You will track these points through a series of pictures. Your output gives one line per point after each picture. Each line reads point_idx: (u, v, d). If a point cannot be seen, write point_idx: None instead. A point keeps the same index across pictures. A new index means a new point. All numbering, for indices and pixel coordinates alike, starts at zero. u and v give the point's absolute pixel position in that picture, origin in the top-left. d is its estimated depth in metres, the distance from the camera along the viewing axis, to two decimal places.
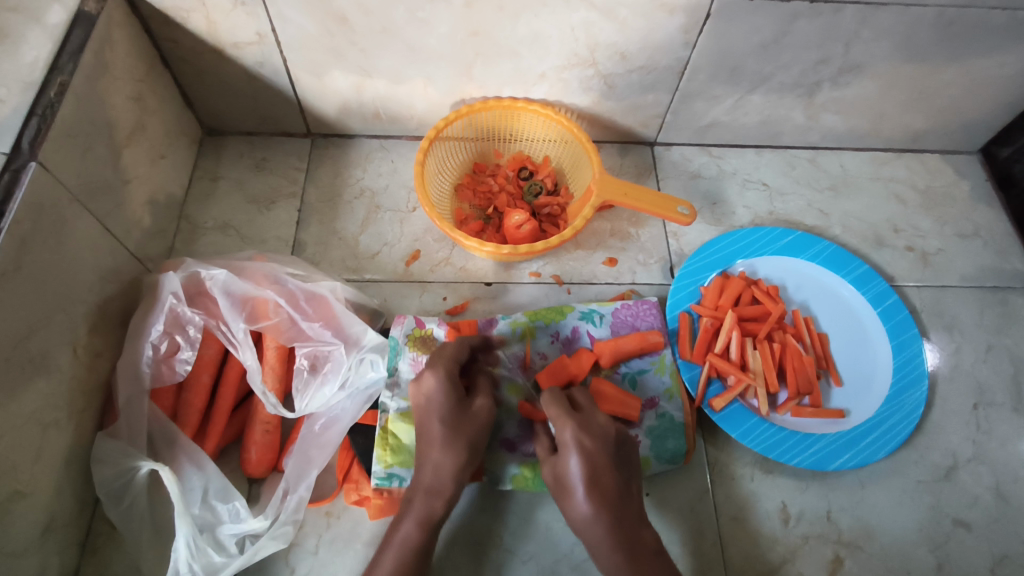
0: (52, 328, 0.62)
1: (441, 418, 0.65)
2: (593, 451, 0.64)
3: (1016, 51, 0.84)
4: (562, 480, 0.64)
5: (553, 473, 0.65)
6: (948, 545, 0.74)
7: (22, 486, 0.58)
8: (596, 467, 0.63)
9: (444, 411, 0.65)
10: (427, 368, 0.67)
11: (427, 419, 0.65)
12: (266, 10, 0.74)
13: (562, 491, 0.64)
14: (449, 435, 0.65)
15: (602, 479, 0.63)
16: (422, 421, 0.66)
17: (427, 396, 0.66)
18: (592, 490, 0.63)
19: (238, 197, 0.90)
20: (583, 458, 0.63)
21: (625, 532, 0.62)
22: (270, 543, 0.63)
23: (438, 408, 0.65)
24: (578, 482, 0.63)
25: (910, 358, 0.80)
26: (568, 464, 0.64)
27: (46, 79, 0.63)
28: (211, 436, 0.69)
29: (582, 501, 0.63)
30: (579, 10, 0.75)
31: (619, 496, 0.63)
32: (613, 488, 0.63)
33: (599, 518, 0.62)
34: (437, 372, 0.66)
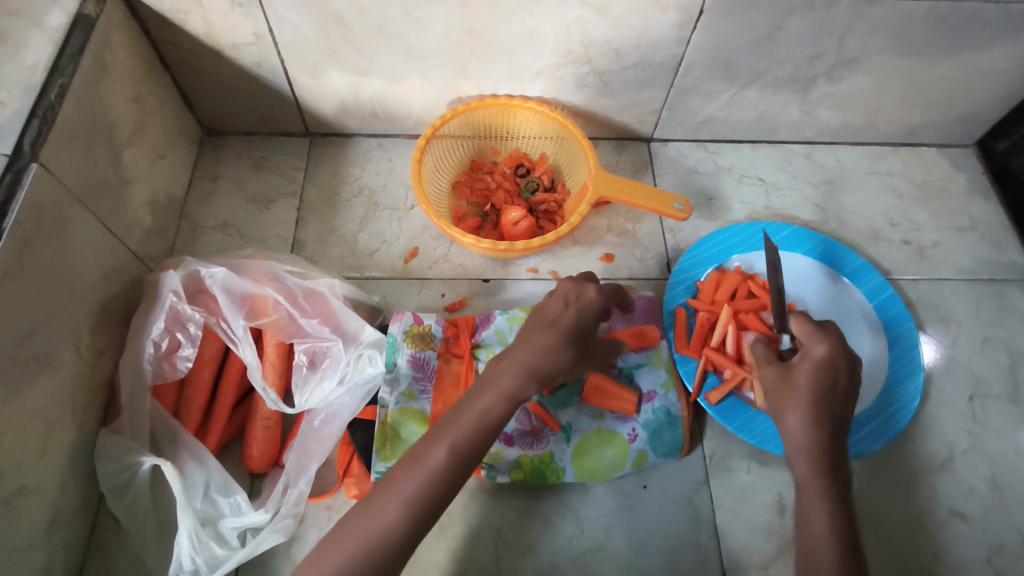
0: (55, 326, 0.63)
1: (579, 317, 0.63)
2: (834, 370, 0.64)
3: (1010, 44, 0.84)
4: (787, 396, 0.64)
5: (778, 385, 0.66)
6: (944, 535, 0.75)
7: (27, 481, 0.59)
8: (831, 382, 0.64)
9: (588, 316, 0.64)
10: (589, 282, 0.68)
11: (554, 307, 0.64)
12: (263, 11, 0.75)
13: (782, 401, 0.65)
14: (576, 325, 0.63)
15: (828, 398, 0.63)
16: (560, 309, 0.64)
17: (582, 294, 0.65)
18: (810, 407, 0.63)
19: (238, 196, 0.91)
20: (821, 374, 0.64)
21: (826, 452, 0.61)
22: (271, 536, 0.63)
23: (591, 309, 0.64)
24: (802, 398, 0.63)
25: (906, 350, 0.81)
26: (805, 380, 0.64)
27: (47, 82, 0.64)
28: (212, 432, 0.70)
29: (800, 418, 0.63)
30: (573, 8, 0.76)
31: (835, 419, 0.63)
32: (835, 409, 0.63)
33: (810, 432, 0.62)
34: (599, 286, 0.66)
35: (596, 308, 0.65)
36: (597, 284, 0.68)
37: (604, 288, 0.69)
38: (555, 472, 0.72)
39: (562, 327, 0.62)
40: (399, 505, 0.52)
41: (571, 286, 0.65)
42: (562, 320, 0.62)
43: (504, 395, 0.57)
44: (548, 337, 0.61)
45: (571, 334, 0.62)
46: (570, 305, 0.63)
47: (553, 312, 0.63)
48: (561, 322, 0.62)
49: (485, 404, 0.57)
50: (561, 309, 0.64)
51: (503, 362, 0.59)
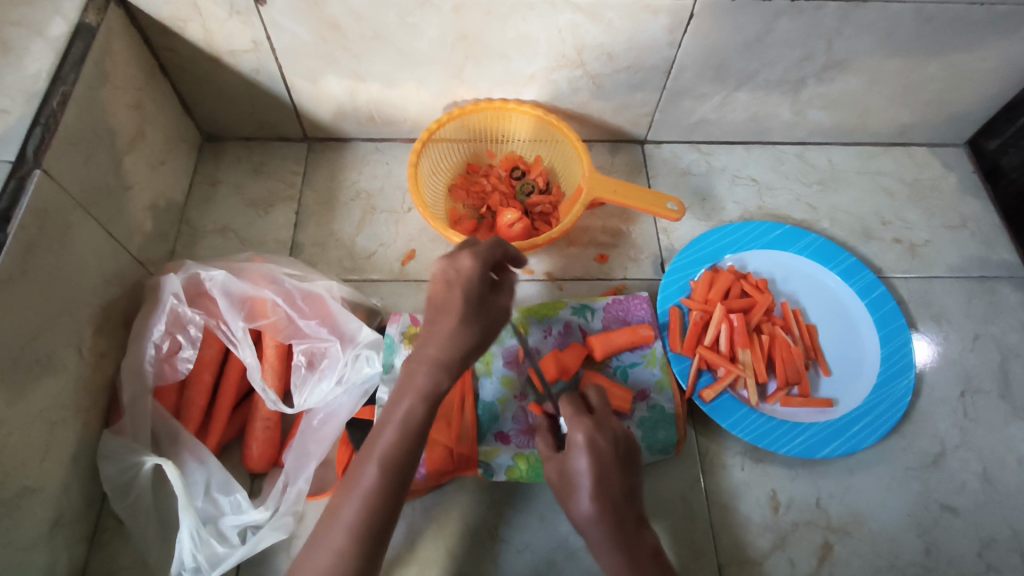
0: (58, 329, 0.64)
1: (466, 294, 0.61)
2: (602, 450, 0.62)
3: (997, 45, 0.85)
4: (567, 482, 0.62)
5: (556, 474, 0.64)
6: (935, 529, 0.76)
7: (31, 482, 0.60)
8: (602, 466, 0.61)
9: (474, 287, 0.62)
10: (466, 249, 0.64)
11: (439, 292, 0.62)
12: (260, 19, 0.77)
13: (563, 493, 0.62)
14: (466, 304, 0.61)
15: (604, 484, 0.60)
16: (443, 293, 0.62)
17: (459, 269, 0.62)
18: (591, 494, 0.60)
19: (236, 201, 0.92)
20: (588, 457, 0.61)
21: (617, 537, 0.59)
22: (271, 533, 0.64)
23: (474, 284, 0.62)
24: (579, 483, 0.61)
25: (898, 346, 0.82)
26: (574, 464, 0.62)
27: (49, 90, 0.65)
28: (213, 432, 0.71)
29: (584, 504, 0.60)
30: (565, 12, 0.77)
31: (616, 504, 0.60)
32: (614, 496, 0.60)
33: (597, 520, 0.59)
34: (475, 253, 0.63)
35: (477, 281, 0.62)
36: (479, 248, 0.64)
37: (484, 249, 0.64)
38: None
39: (453, 310, 0.60)
40: (343, 534, 0.52)
41: (446, 264, 0.62)
42: (449, 305, 0.60)
43: (420, 397, 0.58)
44: (449, 323, 0.60)
45: (466, 313, 0.60)
46: (452, 288, 0.61)
47: (439, 297, 0.61)
48: (449, 305, 0.60)
49: (402, 412, 0.57)
50: (444, 292, 0.62)
51: (412, 362, 0.59)
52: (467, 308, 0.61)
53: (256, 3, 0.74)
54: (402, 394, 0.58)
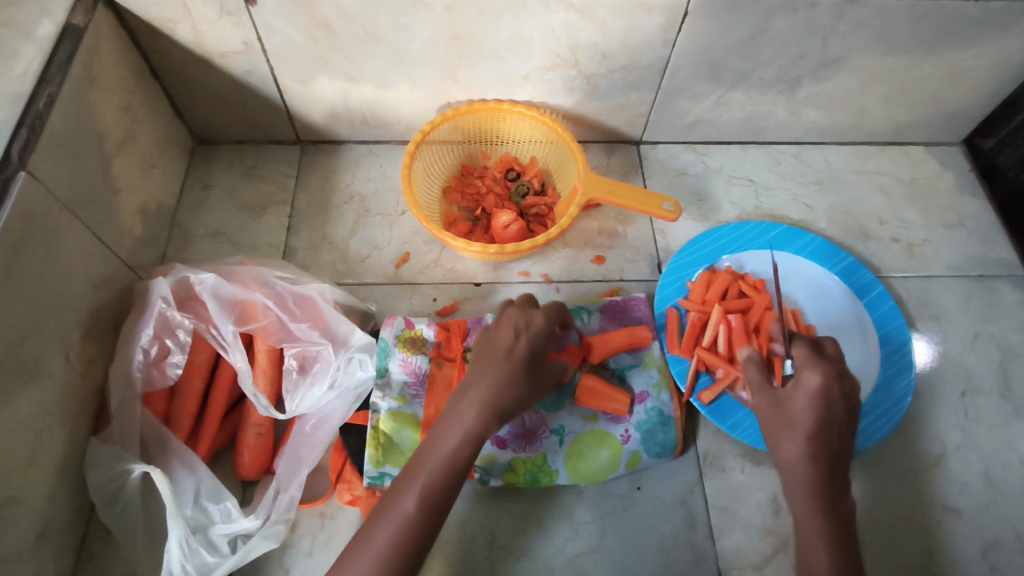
0: (44, 335, 0.63)
1: (531, 345, 0.66)
2: (833, 399, 0.67)
3: (992, 42, 0.85)
4: (786, 426, 0.67)
5: (773, 417, 0.68)
6: (938, 532, 0.75)
7: (16, 491, 0.59)
8: (825, 414, 0.66)
9: (537, 342, 0.67)
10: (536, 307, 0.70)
11: (504, 338, 0.66)
12: (251, 19, 0.76)
13: (779, 434, 0.67)
14: (529, 353, 0.65)
15: (830, 433, 0.66)
16: (508, 337, 0.66)
17: (530, 322, 0.68)
18: (811, 441, 0.65)
19: (229, 205, 0.91)
20: (819, 403, 0.67)
21: (827, 484, 0.64)
22: (262, 542, 0.63)
23: (538, 339, 0.67)
24: (795, 429, 0.66)
25: (897, 347, 0.81)
26: (805, 407, 0.67)
27: (35, 91, 0.64)
28: (203, 440, 0.70)
29: (801, 451, 0.65)
30: (559, 12, 0.76)
31: (832, 456, 0.65)
32: (830, 446, 0.66)
33: (810, 465, 0.65)
34: (546, 310, 0.69)
35: (544, 334, 0.67)
36: (545, 307, 0.70)
37: (553, 310, 0.70)
38: (549, 474, 0.72)
39: (516, 359, 0.65)
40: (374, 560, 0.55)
41: (518, 313, 0.68)
42: (515, 350, 0.65)
43: (467, 438, 0.61)
44: (502, 370, 0.64)
45: (524, 364, 0.65)
46: (521, 335, 0.66)
47: (505, 343, 0.66)
48: (511, 352, 0.65)
49: (447, 449, 0.60)
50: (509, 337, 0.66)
51: (463, 403, 0.62)
52: (525, 358, 0.65)
53: (246, 3, 0.74)
54: (448, 429, 0.61)
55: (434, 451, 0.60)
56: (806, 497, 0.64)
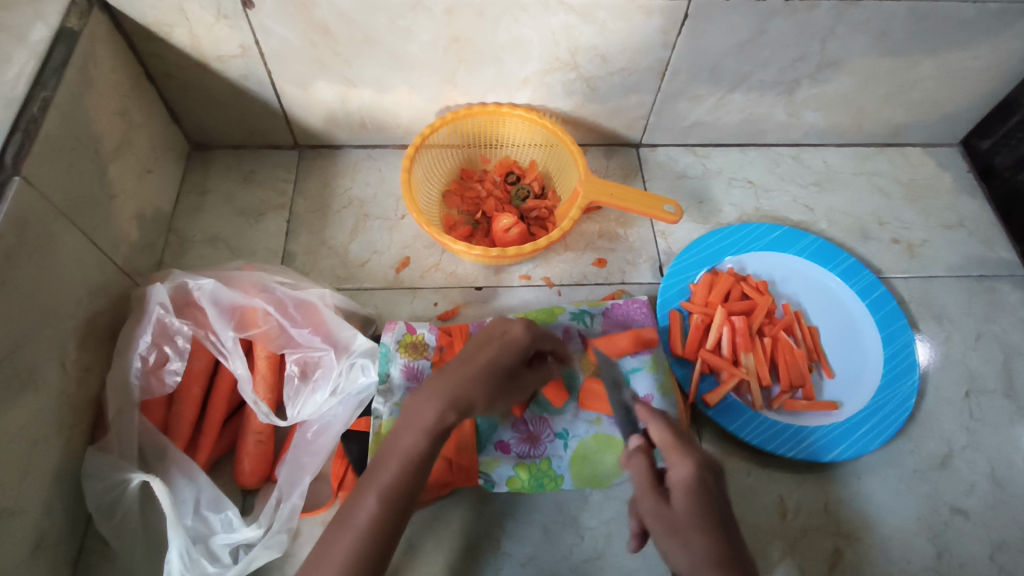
0: (39, 343, 0.61)
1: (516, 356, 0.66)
2: (709, 488, 0.58)
3: (989, 43, 0.85)
4: (676, 536, 0.56)
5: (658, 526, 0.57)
6: (946, 533, 0.74)
7: (11, 503, 0.58)
8: (711, 506, 0.56)
9: (513, 353, 0.66)
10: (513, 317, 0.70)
11: (486, 349, 0.66)
12: (249, 23, 0.75)
13: (675, 544, 0.55)
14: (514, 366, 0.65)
15: (724, 526, 0.56)
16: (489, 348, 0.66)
17: (507, 330, 0.67)
18: (714, 544, 0.54)
19: (226, 210, 0.90)
20: (700, 493, 0.57)
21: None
22: (264, 552, 0.62)
23: (513, 348, 0.66)
24: (692, 530, 0.55)
25: (900, 347, 0.81)
26: (683, 503, 0.57)
27: (29, 95, 0.63)
28: (202, 448, 0.68)
29: (705, 560, 0.53)
30: (558, 14, 0.76)
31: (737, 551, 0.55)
32: (731, 539, 0.55)
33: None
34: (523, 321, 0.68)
35: (522, 348, 0.67)
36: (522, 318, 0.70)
37: (537, 325, 0.70)
38: (554, 479, 0.71)
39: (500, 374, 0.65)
40: None
41: (497, 323, 0.68)
42: (485, 355, 0.65)
43: (435, 440, 0.59)
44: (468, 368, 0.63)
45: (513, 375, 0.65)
46: (499, 346, 0.66)
47: (484, 354, 0.65)
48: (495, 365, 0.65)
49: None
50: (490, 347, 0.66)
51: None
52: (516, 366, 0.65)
53: (243, 6, 0.73)
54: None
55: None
56: None
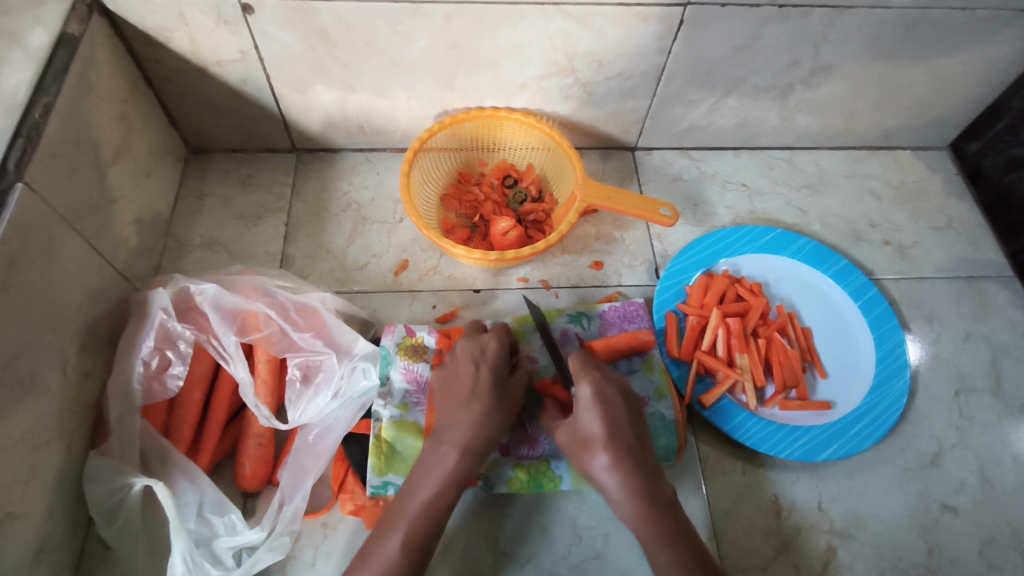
0: (41, 348, 0.62)
1: (492, 370, 0.68)
2: (609, 399, 0.67)
3: (978, 49, 0.87)
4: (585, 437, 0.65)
5: (569, 437, 0.66)
6: (936, 530, 0.76)
7: (14, 508, 0.58)
8: (612, 415, 0.66)
9: (498, 365, 0.69)
10: (487, 335, 0.72)
11: (465, 374, 0.68)
12: (248, 29, 0.76)
13: (579, 452, 0.65)
14: (494, 383, 0.67)
15: (620, 428, 0.65)
16: (469, 370, 0.68)
17: (484, 348, 0.69)
18: (609, 445, 0.64)
19: (224, 214, 0.91)
20: (601, 406, 0.66)
21: (647, 493, 0.62)
22: (268, 554, 0.62)
23: (499, 362, 0.69)
24: (593, 437, 0.64)
25: (892, 347, 0.82)
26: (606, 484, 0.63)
27: (30, 101, 0.63)
28: (204, 452, 0.69)
29: (604, 461, 0.63)
30: (556, 20, 0.77)
31: (631, 452, 0.64)
32: (624, 443, 0.64)
33: (620, 478, 0.62)
34: (498, 337, 0.71)
35: (501, 358, 0.69)
36: (495, 333, 0.72)
37: (503, 332, 0.72)
38: (552, 480, 0.72)
39: (482, 391, 0.66)
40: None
41: (470, 344, 0.70)
42: (480, 379, 0.67)
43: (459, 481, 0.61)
44: (479, 404, 0.65)
45: (494, 389, 0.66)
46: (480, 364, 0.68)
47: (467, 378, 0.67)
48: (475, 384, 0.66)
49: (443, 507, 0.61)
50: (469, 369, 0.68)
51: (442, 447, 0.63)
52: (494, 385, 0.67)
53: (243, 13, 0.73)
54: (426, 477, 0.62)
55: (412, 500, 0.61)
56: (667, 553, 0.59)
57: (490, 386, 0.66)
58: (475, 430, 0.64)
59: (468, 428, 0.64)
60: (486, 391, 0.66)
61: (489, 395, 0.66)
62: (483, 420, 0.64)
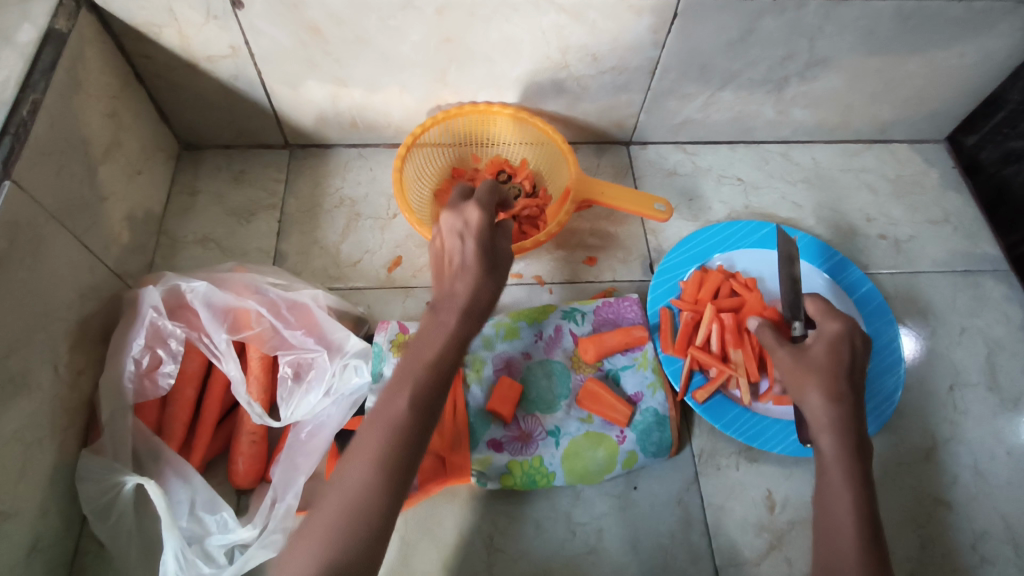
0: (31, 347, 0.61)
1: (479, 241, 0.62)
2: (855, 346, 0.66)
3: (974, 41, 0.86)
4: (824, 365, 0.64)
5: (795, 365, 0.65)
6: (930, 525, 0.76)
7: (6, 506, 0.58)
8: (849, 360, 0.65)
9: (484, 237, 0.63)
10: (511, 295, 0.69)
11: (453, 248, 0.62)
12: (238, 23, 0.75)
13: (801, 382, 0.64)
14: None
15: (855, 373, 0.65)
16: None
17: (468, 221, 0.64)
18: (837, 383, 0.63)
19: (217, 210, 0.90)
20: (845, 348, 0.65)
21: (849, 429, 0.61)
22: (260, 552, 0.61)
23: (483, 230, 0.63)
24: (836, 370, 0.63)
25: (886, 342, 0.82)
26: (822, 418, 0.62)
27: (18, 98, 0.63)
28: (197, 449, 0.69)
29: (821, 399, 0.62)
30: (549, 14, 0.76)
31: (853, 393, 0.63)
32: (850, 383, 0.63)
33: (834, 411, 0.62)
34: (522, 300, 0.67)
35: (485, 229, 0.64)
36: (522, 294, 0.68)
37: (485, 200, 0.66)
38: (546, 476, 0.73)
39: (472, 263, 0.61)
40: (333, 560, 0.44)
41: (454, 218, 0.64)
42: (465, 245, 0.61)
43: None
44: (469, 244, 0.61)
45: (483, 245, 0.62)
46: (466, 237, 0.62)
47: (455, 253, 0.62)
48: (464, 256, 0.61)
49: None
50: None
51: None
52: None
53: (233, 7, 0.73)
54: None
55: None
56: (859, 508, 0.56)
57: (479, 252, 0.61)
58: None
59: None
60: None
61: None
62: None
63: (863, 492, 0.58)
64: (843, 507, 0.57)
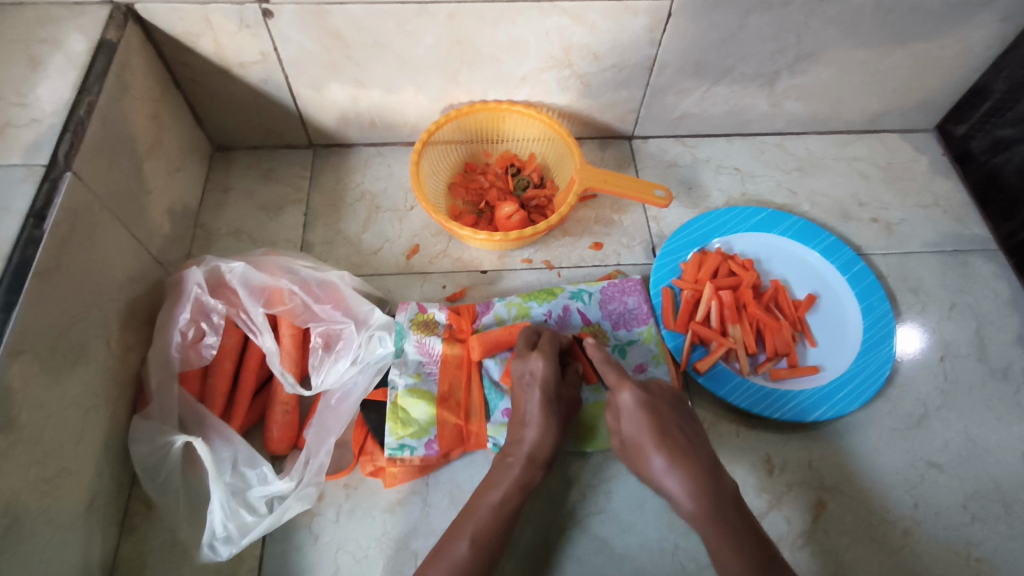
0: (88, 322, 0.68)
1: (545, 391, 0.72)
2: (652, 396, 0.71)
3: (955, 33, 0.92)
4: (635, 447, 0.69)
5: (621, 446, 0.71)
6: (923, 485, 0.80)
7: (68, 463, 0.64)
8: (658, 421, 0.69)
9: (550, 386, 0.72)
10: (534, 351, 0.75)
11: (523, 397, 0.73)
12: (268, 32, 0.82)
13: (640, 460, 0.69)
14: (547, 403, 0.72)
15: (669, 431, 0.68)
16: (528, 396, 0.73)
17: (533, 371, 0.73)
18: (665, 448, 0.66)
19: (248, 206, 0.97)
20: (646, 413, 0.69)
21: (691, 456, 0.66)
22: (296, 503, 0.68)
23: (547, 385, 0.72)
24: (646, 441, 0.68)
25: (878, 317, 0.87)
26: (671, 487, 0.65)
27: (76, 100, 0.70)
28: (236, 417, 0.75)
29: (662, 463, 0.66)
30: (552, 16, 0.83)
31: (687, 446, 0.67)
32: (677, 438, 0.68)
33: (668, 453, 0.66)
34: (544, 354, 0.74)
35: (551, 379, 0.73)
36: (542, 347, 0.76)
37: (548, 348, 0.75)
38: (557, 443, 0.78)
39: (536, 417, 0.72)
40: None
41: (520, 368, 0.74)
42: (534, 408, 0.72)
43: (513, 486, 0.68)
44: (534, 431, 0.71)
45: (545, 413, 0.71)
46: (533, 388, 0.72)
47: (525, 405, 0.73)
48: (532, 409, 0.72)
49: (496, 498, 0.68)
50: (527, 393, 0.73)
51: (510, 458, 0.71)
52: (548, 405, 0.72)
53: (264, 17, 0.80)
54: (497, 483, 0.69)
55: (486, 499, 0.68)
56: (732, 552, 0.60)
57: (544, 409, 0.71)
58: (538, 445, 0.70)
59: (530, 445, 0.70)
60: (541, 414, 0.71)
61: (545, 418, 0.71)
62: (542, 438, 0.71)
63: (730, 524, 0.62)
64: (723, 551, 0.61)
